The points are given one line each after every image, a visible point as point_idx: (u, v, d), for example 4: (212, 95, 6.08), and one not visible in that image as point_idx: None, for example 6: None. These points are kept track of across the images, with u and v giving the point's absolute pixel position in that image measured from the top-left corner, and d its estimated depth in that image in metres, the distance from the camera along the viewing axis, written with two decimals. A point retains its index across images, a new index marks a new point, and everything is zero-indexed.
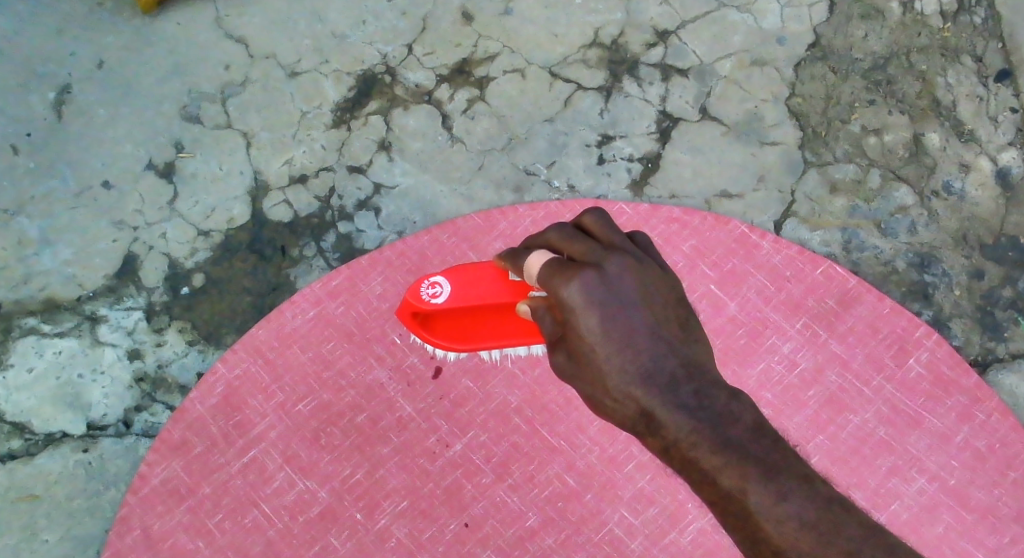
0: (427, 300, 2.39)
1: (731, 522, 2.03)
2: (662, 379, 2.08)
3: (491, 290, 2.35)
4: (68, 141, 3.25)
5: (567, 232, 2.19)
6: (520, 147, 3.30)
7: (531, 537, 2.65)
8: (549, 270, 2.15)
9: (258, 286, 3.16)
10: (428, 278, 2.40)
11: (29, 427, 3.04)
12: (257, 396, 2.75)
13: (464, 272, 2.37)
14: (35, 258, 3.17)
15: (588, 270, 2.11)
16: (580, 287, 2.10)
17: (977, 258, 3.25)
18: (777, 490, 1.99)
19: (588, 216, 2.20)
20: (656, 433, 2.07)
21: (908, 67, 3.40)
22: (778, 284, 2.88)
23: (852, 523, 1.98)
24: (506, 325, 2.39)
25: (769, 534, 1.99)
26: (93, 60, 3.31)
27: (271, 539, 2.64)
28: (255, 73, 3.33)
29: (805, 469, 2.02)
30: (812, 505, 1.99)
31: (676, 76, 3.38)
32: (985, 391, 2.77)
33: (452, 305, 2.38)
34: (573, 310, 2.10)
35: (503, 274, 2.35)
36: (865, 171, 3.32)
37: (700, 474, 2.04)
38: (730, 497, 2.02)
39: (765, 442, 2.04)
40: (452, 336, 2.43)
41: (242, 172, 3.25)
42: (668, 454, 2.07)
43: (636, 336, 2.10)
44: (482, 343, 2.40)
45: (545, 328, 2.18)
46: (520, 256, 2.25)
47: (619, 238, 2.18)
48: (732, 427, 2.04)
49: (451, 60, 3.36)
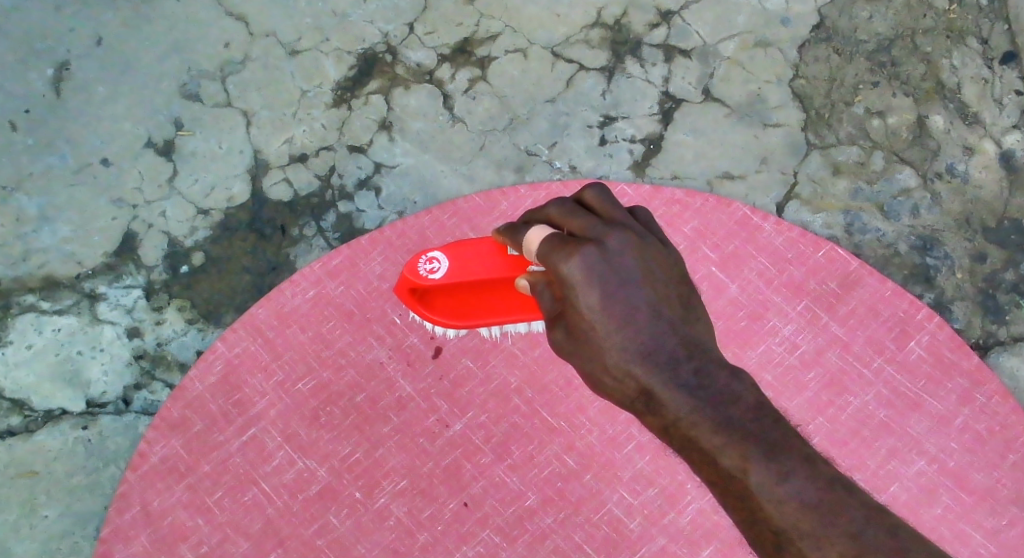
0: (424, 276, 2.37)
1: (731, 501, 2.03)
2: (661, 357, 2.08)
3: (489, 265, 2.34)
4: (67, 118, 3.25)
5: (567, 207, 2.17)
6: (522, 128, 3.29)
7: (530, 517, 2.66)
8: (550, 245, 2.13)
9: (258, 265, 3.16)
10: (425, 253, 2.38)
11: (28, 404, 3.05)
12: (256, 374, 2.76)
13: (463, 247, 2.36)
14: (34, 235, 3.17)
15: (588, 247, 2.10)
16: (581, 264, 2.09)
17: (980, 241, 3.24)
18: (777, 469, 2.00)
19: (588, 191, 2.18)
20: (655, 412, 2.08)
21: (913, 49, 3.38)
22: (780, 265, 2.87)
23: (854, 503, 1.99)
24: (506, 301, 2.38)
25: (769, 514, 1.99)
26: (92, 37, 3.30)
27: (270, 517, 2.64)
28: (255, 52, 3.32)
29: (805, 448, 2.02)
30: (813, 485, 1.99)
31: (679, 56, 3.37)
32: (986, 374, 2.76)
33: (451, 281, 2.36)
34: (572, 286, 2.10)
35: (500, 249, 2.34)
36: (868, 153, 3.30)
37: (699, 453, 2.04)
38: (730, 477, 2.02)
39: (764, 418, 2.04)
40: (452, 315, 2.41)
41: (242, 151, 3.25)
42: (668, 434, 2.08)
43: (636, 313, 2.09)
44: (480, 320, 2.39)
45: (545, 304, 2.17)
46: (519, 231, 2.22)
47: (620, 214, 2.16)
48: (732, 406, 2.05)
49: (452, 40, 3.35)
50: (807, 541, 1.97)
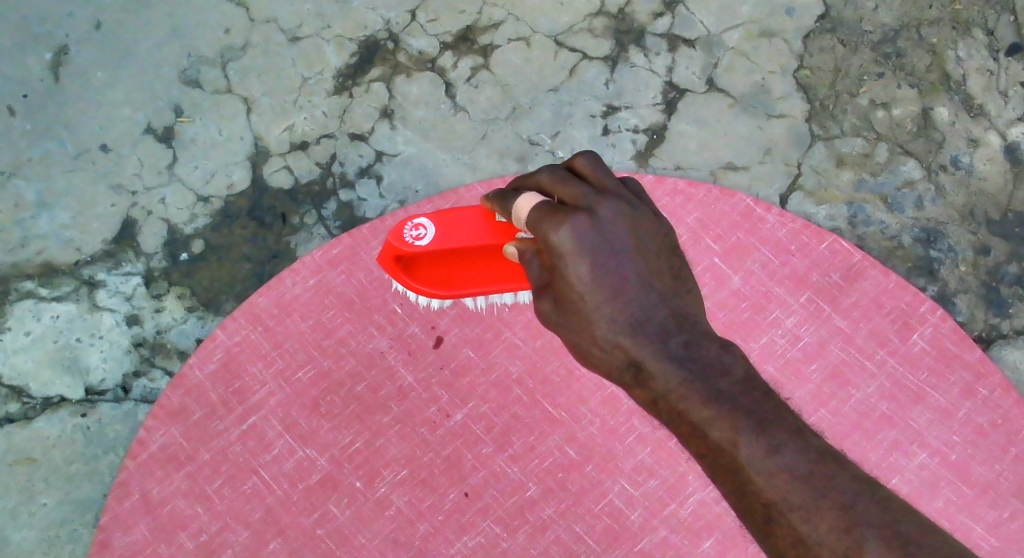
0: (410, 243, 2.34)
1: (720, 474, 2.03)
2: (652, 328, 2.11)
3: (476, 233, 2.32)
4: (65, 104, 3.23)
5: (558, 174, 2.18)
6: (524, 117, 3.27)
7: (531, 508, 2.65)
8: (539, 213, 2.13)
9: (258, 253, 3.15)
10: (411, 220, 2.35)
11: (27, 391, 3.05)
12: (256, 362, 2.75)
13: (450, 214, 2.34)
14: (33, 221, 3.16)
15: (579, 216, 2.10)
16: (571, 233, 2.10)
17: (984, 234, 3.23)
18: (767, 442, 2.00)
19: (579, 158, 2.18)
20: (645, 384, 2.09)
21: (918, 40, 3.35)
22: (783, 258, 2.85)
23: (845, 476, 1.98)
24: (493, 271, 2.35)
25: (759, 486, 1.99)
26: (91, 22, 3.28)
27: (270, 506, 2.64)
28: (256, 38, 3.30)
29: (797, 422, 2.02)
30: (803, 458, 1.99)
31: (683, 46, 3.34)
32: (989, 367, 2.75)
33: (438, 248, 2.34)
34: (562, 256, 2.11)
35: (488, 217, 2.32)
36: (872, 145, 3.29)
37: (688, 425, 2.05)
38: (719, 449, 2.02)
39: (754, 391, 2.05)
40: (437, 284, 2.38)
41: (242, 138, 3.23)
42: (657, 407, 2.08)
43: (627, 285, 2.12)
44: (468, 289, 2.35)
45: (534, 273, 2.18)
46: (508, 198, 2.22)
47: (612, 182, 2.17)
48: (722, 380, 2.06)
49: (455, 27, 3.33)
50: (797, 514, 1.97)
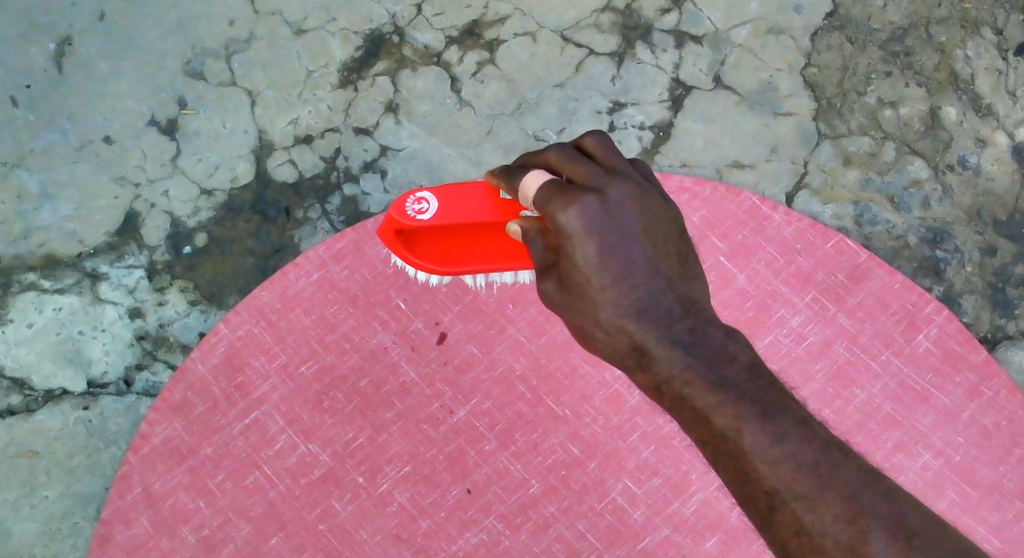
0: (412, 217, 2.32)
1: (723, 461, 2.04)
2: (657, 314, 2.09)
3: (480, 209, 2.30)
4: (68, 95, 3.22)
5: (568, 153, 2.17)
6: (530, 112, 3.26)
7: (533, 505, 2.64)
8: (548, 192, 2.12)
9: (262, 247, 3.14)
10: (414, 194, 2.33)
11: (29, 383, 3.04)
12: (258, 356, 2.73)
13: (454, 189, 2.32)
14: (35, 212, 3.15)
15: (589, 197, 2.09)
16: (579, 214, 2.08)
17: (990, 234, 3.21)
18: (772, 431, 2.01)
19: (589, 138, 2.17)
20: (648, 369, 2.10)
21: (927, 39, 3.33)
22: (788, 256, 2.83)
23: (847, 468, 1.99)
24: (494, 249, 2.32)
25: (762, 475, 2.00)
26: (94, 12, 3.26)
27: (272, 501, 2.63)
28: (261, 30, 3.28)
29: (800, 411, 2.03)
30: (808, 448, 2.00)
31: (690, 42, 3.32)
32: (994, 368, 2.73)
33: (439, 223, 2.32)
34: (569, 237, 2.09)
35: (492, 194, 2.31)
36: (879, 144, 3.27)
37: (692, 411, 2.06)
38: (723, 437, 2.03)
39: (758, 380, 2.05)
40: (435, 259, 2.35)
41: (246, 131, 3.22)
42: (660, 391, 2.09)
43: (633, 269, 2.10)
44: (467, 266, 2.33)
45: (537, 252, 2.17)
46: (514, 174, 2.20)
47: (621, 163, 2.16)
48: (727, 366, 2.06)
49: (461, 22, 3.31)
50: (800, 504, 1.98)
